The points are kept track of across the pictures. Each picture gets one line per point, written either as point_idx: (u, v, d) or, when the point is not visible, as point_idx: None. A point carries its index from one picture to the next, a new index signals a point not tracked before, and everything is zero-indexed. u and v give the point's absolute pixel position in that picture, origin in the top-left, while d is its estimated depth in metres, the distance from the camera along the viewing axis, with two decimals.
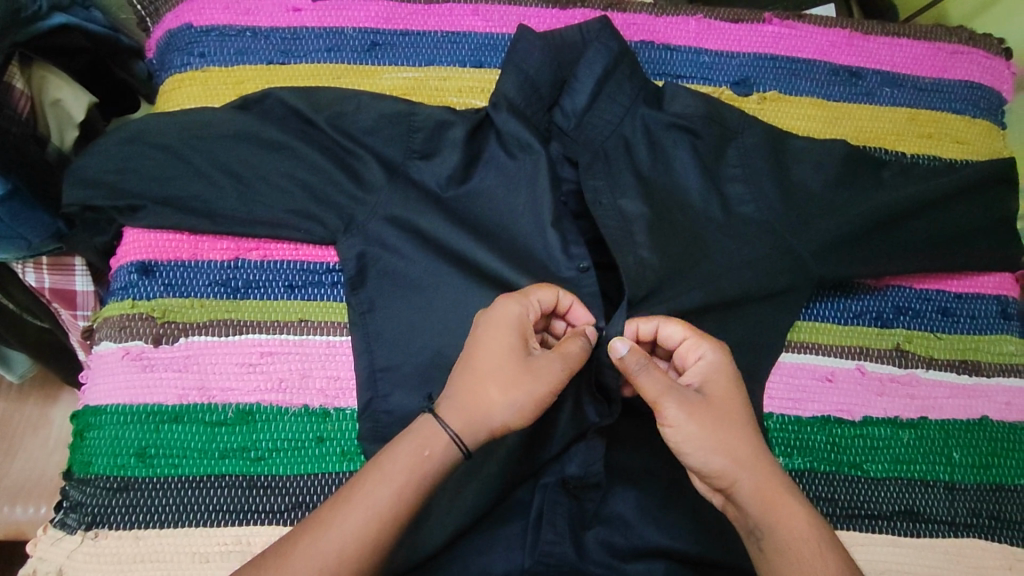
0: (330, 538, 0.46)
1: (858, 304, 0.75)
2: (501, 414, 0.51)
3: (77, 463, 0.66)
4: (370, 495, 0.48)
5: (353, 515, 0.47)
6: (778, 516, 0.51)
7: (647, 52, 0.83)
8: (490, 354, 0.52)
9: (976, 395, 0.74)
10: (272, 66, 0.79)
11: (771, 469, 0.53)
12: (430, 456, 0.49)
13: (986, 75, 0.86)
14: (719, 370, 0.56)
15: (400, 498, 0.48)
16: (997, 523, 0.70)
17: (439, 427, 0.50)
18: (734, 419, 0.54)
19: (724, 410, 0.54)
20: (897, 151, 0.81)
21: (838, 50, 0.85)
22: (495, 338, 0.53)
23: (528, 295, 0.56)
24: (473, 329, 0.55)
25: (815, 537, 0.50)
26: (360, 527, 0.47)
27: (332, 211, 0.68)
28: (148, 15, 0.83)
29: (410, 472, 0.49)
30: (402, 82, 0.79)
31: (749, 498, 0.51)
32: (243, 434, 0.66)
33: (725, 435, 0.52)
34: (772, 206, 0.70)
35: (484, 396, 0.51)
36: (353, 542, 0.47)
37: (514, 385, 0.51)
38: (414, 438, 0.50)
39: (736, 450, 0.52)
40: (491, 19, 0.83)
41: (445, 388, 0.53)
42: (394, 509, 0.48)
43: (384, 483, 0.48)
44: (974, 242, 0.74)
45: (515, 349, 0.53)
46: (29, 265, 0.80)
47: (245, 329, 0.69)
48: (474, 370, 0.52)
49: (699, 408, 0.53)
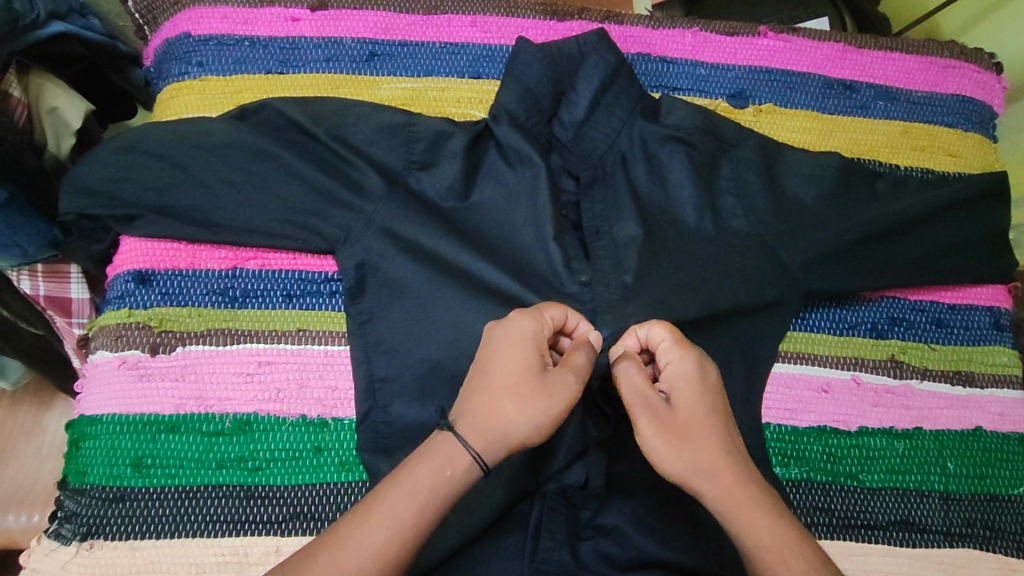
0: (351, 556, 0.45)
1: (854, 314, 0.76)
2: (521, 429, 0.51)
3: (72, 473, 0.65)
4: (391, 513, 0.47)
5: (373, 535, 0.46)
6: (744, 525, 0.49)
7: (644, 65, 0.83)
8: (507, 370, 0.52)
9: (971, 406, 0.74)
10: (271, 75, 0.79)
11: (739, 476, 0.51)
12: (451, 477, 0.48)
13: (977, 89, 0.87)
14: (690, 380, 0.55)
15: (421, 517, 0.47)
16: (993, 533, 0.70)
17: (460, 445, 0.50)
18: (703, 427, 0.53)
19: (693, 419, 0.53)
20: (891, 164, 0.82)
21: (832, 64, 0.86)
22: (509, 354, 0.53)
23: (541, 312, 0.56)
24: (487, 345, 0.55)
25: (783, 545, 0.48)
26: (382, 546, 0.46)
27: (331, 221, 0.68)
28: (147, 23, 0.84)
29: (432, 489, 0.48)
30: (401, 93, 0.80)
31: (716, 505, 0.50)
32: (242, 444, 0.66)
33: (691, 443, 0.52)
34: (769, 218, 0.71)
35: (503, 412, 0.51)
36: (373, 563, 0.46)
37: (530, 402, 0.51)
38: (433, 458, 0.49)
39: (702, 459, 0.51)
40: (489, 31, 0.83)
41: (459, 402, 0.53)
42: (414, 527, 0.47)
43: (405, 500, 0.47)
44: (967, 254, 0.75)
45: (529, 365, 0.52)
46: (24, 273, 0.80)
47: (243, 338, 0.69)
48: (490, 388, 0.52)
49: (664, 420, 0.53)
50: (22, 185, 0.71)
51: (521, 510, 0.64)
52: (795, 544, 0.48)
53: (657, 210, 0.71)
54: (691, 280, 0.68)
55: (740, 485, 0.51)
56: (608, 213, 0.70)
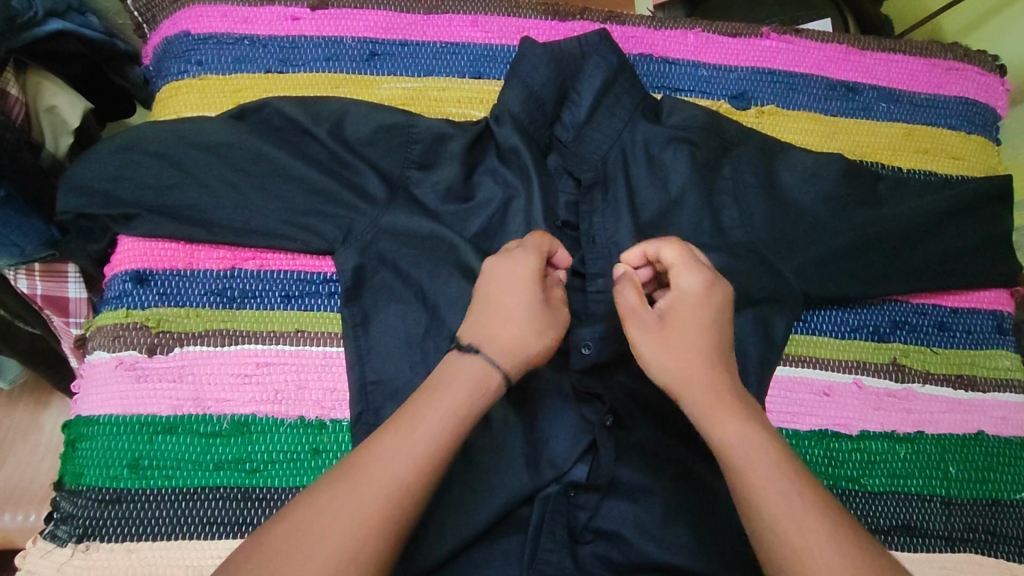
0: (394, 457, 0.46)
1: (856, 317, 0.75)
2: (537, 357, 0.53)
3: (69, 474, 0.65)
4: (431, 418, 0.47)
5: (414, 436, 0.47)
6: (715, 431, 0.49)
7: (647, 65, 0.83)
8: (521, 300, 0.53)
9: (972, 410, 0.74)
10: (270, 74, 0.78)
11: (732, 394, 0.50)
12: (485, 391, 0.50)
13: (980, 91, 0.86)
14: (688, 300, 0.54)
15: (460, 421, 0.48)
16: (994, 538, 0.70)
17: (493, 368, 0.50)
18: (692, 343, 0.52)
19: (690, 336, 0.53)
20: (894, 166, 0.82)
21: (835, 65, 0.85)
22: (525, 285, 0.54)
23: (537, 244, 0.57)
24: (489, 279, 0.55)
25: (754, 456, 0.47)
26: (425, 447, 0.46)
27: (330, 221, 0.67)
28: (146, 21, 0.83)
29: (466, 402, 0.49)
30: (401, 92, 0.79)
31: (703, 415, 0.50)
32: (239, 446, 0.66)
33: (675, 355, 0.52)
34: (770, 220, 0.71)
35: (525, 340, 0.52)
36: (418, 463, 0.46)
37: (546, 330, 0.54)
38: (466, 378, 0.49)
39: (695, 373, 0.51)
40: (490, 31, 0.83)
41: (471, 331, 0.52)
42: (455, 430, 0.48)
43: (440, 412, 0.48)
44: (970, 258, 0.75)
45: (540, 296, 0.54)
46: (21, 272, 0.79)
47: (240, 340, 0.69)
48: (511, 316, 0.53)
49: (662, 333, 0.53)
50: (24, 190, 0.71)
51: (520, 514, 0.63)
52: (783, 464, 0.47)
53: (658, 212, 0.71)
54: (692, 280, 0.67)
55: (722, 397, 0.50)
56: (607, 216, 0.70)
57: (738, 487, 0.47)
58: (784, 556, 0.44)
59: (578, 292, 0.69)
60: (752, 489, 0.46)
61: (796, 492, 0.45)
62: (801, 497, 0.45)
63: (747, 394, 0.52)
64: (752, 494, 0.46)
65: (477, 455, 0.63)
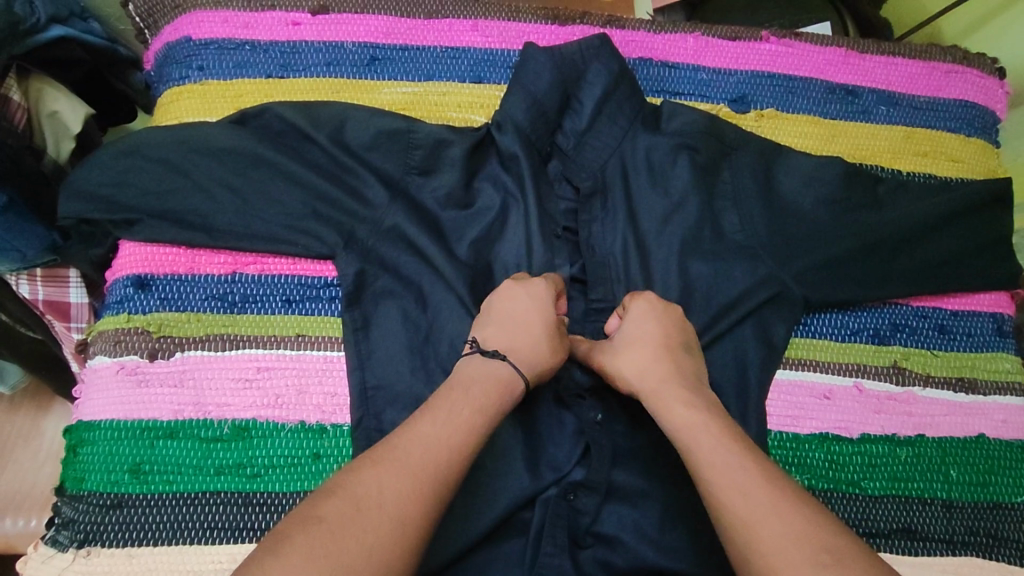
0: (440, 424, 0.49)
1: (856, 321, 0.75)
2: (546, 375, 0.58)
3: (70, 479, 0.65)
4: (470, 396, 0.52)
5: (458, 406, 0.51)
6: (669, 420, 0.53)
7: (646, 69, 0.83)
8: (545, 322, 0.59)
9: (973, 413, 0.74)
10: (271, 79, 0.79)
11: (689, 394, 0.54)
12: (511, 397, 0.54)
13: (980, 94, 0.86)
14: (632, 313, 0.60)
15: (495, 402, 0.52)
16: (995, 541, 0.70)
17: (517, 376, 0.55)
18: (641, 348, 0.57)
19: (646, 346, 0.57)
20: (894, 169, 0.82)
21: (834, 68, 0.86)
22: (547, 308, 0.60)
23: (555, 281, 0.64)
24: (511, 295, 0.61)
25: (704, 433, 0.50)
26: (469, 417, 0.50)
27: (330, 226, 0.67)
28: (147, 26, 0.82)
29: (491, 397, 0.52)
30: (402, 97, 0.79)
31: (664, 417, 0.53)
32: (239, 451, 0.66)
33: (630, 364, 0.57)
34: (770, 223, 0.71)
35: (544, 356, 0.57)
36: (463, 430, 0.49)
37: (559, 352, 0.59)
38: (497, 380, 0.54)
39: (654, 377, 0.55)
40: (490, 35, 0.83)
41: (493, 338, 0.57)
42: (492, 408, 0.52)
43: (469, 403, 0.51)
44: (970, 260, 0.75)
45: (557, 323, 0.60)
46: (23, 277, 0.79)
47: (241, 344, 0.69)
48: (534, 332, 0.58)
49: (620, 348, 0.59)
50: (25, 195, 0.71)
51: (520, 518, 0.63)
52: (736, 448, 0.49)
53: (658, 217, 0.71)
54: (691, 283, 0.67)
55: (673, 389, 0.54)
56: (607, 223, 0.71)
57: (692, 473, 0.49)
58: (739, 533, 0.45)
59: (580, 298, 0.69)
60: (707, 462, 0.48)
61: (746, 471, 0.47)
62: (752, 475, 0.47)
63: (697, 385, 0.55)
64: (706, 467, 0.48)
65: (477, 460, 0.63)
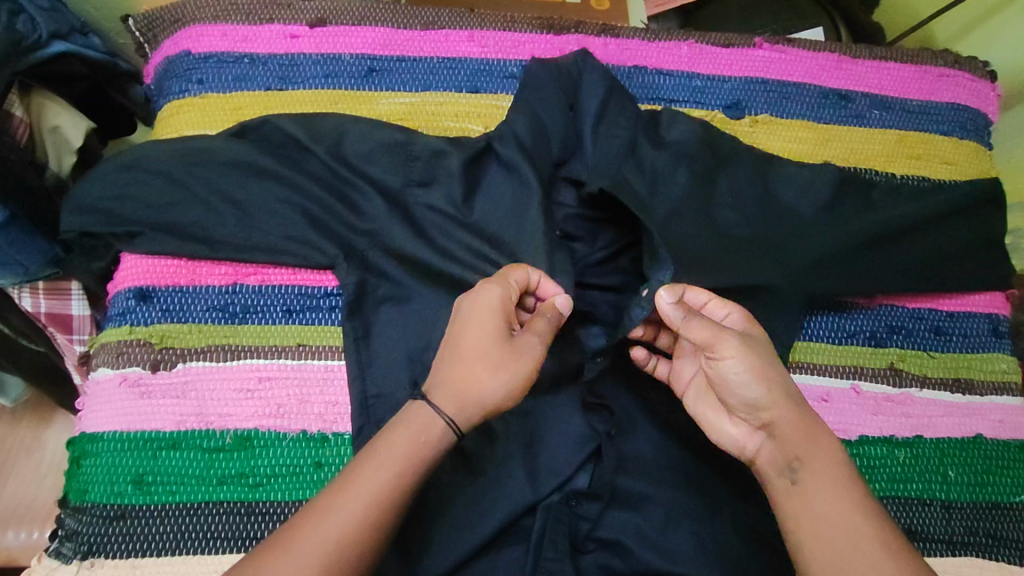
0: (349, 498, 0.49)
1: (853, 323, 0.76)
2: (493, 395, 0.54)
3: (73, 491, 0.65)
4: (387, 458, 0.51)
5: (372, 474, 0.50)
6: (814, 447, 0.53)
7: (641, 77, 0.84)
8: (478, 340, 0.54)
9: (971, 413, 0.74)
10: (270, 92, 0.80)
11: (809, 413, 0.55)
12: (428, 442, 0.52)
13: (972, 97, 0.87)
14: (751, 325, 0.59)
15: (412, 462, 0.51)
16: (995, 541, 0.70)
17: (433, 414, 0.53)
18: (776, 361, 0.56)
19: (774, 357, 0.56)
20: (888, 173, 0.83)
21: (827, 74, 0.86)
22: (479, 322, 0.55)
23: (507, 276, 0.57)
24: (458, 314, 0.57)
25: (842, 470, 0.53)
26: (382, 486, 0.50)
27: (329, 239, 0.69)
28: (147, 41, 0.83)
29: (408, 455, 0.51)
30: (399, 108, 0.80)
31: (806, 441, 0.54)
32: (241, 460, 0.66)
33: (774, 370, 0.55)
34: (766, 228, 0.71)
35: (476, 379, 0.53)
36: (376, 501, 0.49)
37: (500, 368, 0.54)
38: (410, 428, 0.52)
39: (794, 396, 0.55)
40: (486, 46, 0.84)
41: (432, 372, 0.55)
42: (409, 470, 0.51)
43: (382, 469, 0.50)
44: (965, 261, 0.75)
45: (499, 332, 0.55)
46: (25, 290, 0.80)
47: (243, 354, 0.69)
48: (461, 356, 0.54)
49: (762, 351, 0.56)
50: (31, 212, 0.72)
51: (523, 524, 0.63)
52: (851, 480, 0.53)
53: None
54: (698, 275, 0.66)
55: (808, 415, 0.55)
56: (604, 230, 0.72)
57: (816, 501, 0.51)
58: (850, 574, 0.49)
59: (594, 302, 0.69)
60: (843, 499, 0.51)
61: (862, 506, 0.51)
62: (865, 510, 0.51)
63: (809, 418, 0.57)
64: (840, 502, 0.51)
65: (478, 466, 0.64)
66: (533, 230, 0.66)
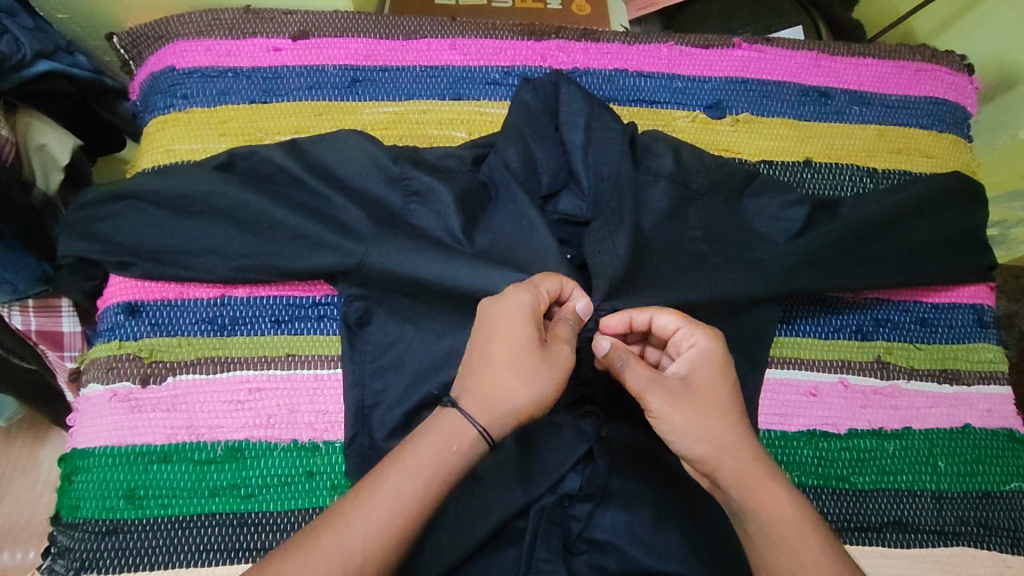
0: (375, 504, 0.48)
1: (838, 318, 0.76)
2: (526, 406, 0.53)
3: (66, 507, 0.65)
4: (414, 465, 0.50)
5: (398, 480, 0.49)
6: (759, 501, 0.52)
7: (621, 80, 0.85)
8: (511, 349, 0.53)
9: (958, 403, 0.75)
10: (254, 105, 0.80)
11: (756, 453, 0.54)
12: (458, 451, 0.51)
13: (950, 90, 0.88)
14: (712, 361, 0.56)
15: (438, 470, 0.50)
16: (986, 530, 0.70)
17: (468, 424, 0.51)
18: (719, 408, 0.54)
19: (711, 405, 0.54)
20: (868, 168, 0.84)
21: (806, 71, 0.87)
22: (512, 330, 0.54)
23: (538, 285, 0.57)
24: (484, 321, 0.56)
25: (798, 522, 0.51)
26: (409, 493, 0.49)
27: None
28: (132, 58, 0.83)
29: (437, 461, 0.50)
30: (383, 117, 0.81)
31: (750, 496, 0.52)
32: (233, 471, 0.66)
33: (707, 423, 0.53)
34: (750, 224, 0.72)
35: (506, 390, 0.53)
36: (401, 508, 0.49)
37: (534, 377, 0.53)
38: (442, 435, 0.51)
39: (733, 447, 0.53)
40: (468, 53, 0.85)
41: (459, 380, 0.54)
42: (435, 479, 0.50)
43: (411, 475, 0.49)
44: (952, 253, 0.76)
45: (531, 340, 0.54)
46: (15, 308, 0.79)
47: (232, 365, 0.70)
48: (492, 364, 0.53)
49: (694, 403, 0.54)
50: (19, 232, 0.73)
51: (515, 527, 0.63)
52: (796, 526, 0.51)
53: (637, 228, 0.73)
54: (684, 274, 0.66)
55: (758, 462, 0.53)
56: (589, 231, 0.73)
57: (761, 554, 0.51)
58: None
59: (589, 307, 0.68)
60: (793, 554, 0.50)
61: (807, 558, 0.50)
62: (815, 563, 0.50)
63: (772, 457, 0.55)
64: (785, 556, 0.50)
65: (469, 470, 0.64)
66: (518, 232, 0.67)
